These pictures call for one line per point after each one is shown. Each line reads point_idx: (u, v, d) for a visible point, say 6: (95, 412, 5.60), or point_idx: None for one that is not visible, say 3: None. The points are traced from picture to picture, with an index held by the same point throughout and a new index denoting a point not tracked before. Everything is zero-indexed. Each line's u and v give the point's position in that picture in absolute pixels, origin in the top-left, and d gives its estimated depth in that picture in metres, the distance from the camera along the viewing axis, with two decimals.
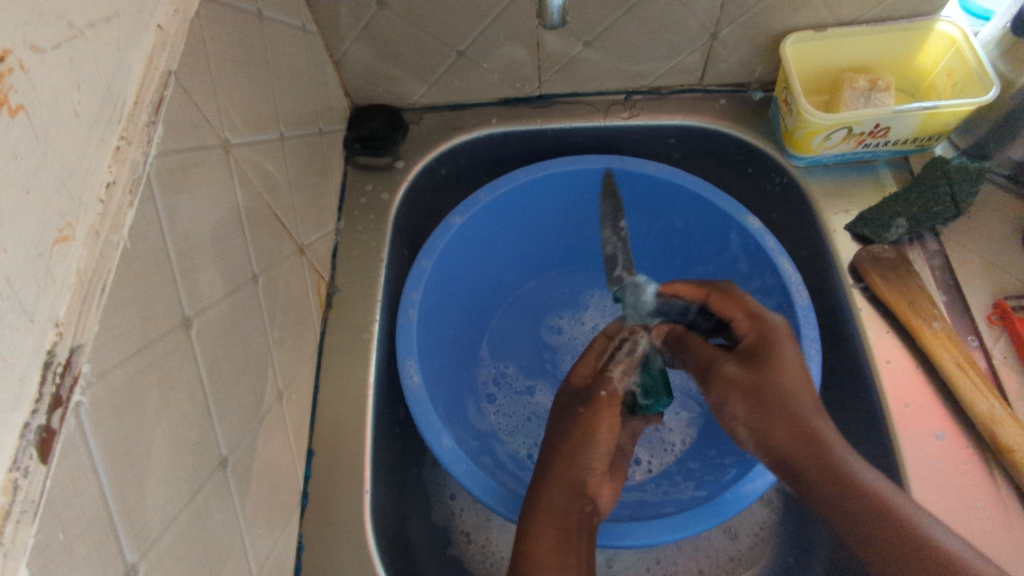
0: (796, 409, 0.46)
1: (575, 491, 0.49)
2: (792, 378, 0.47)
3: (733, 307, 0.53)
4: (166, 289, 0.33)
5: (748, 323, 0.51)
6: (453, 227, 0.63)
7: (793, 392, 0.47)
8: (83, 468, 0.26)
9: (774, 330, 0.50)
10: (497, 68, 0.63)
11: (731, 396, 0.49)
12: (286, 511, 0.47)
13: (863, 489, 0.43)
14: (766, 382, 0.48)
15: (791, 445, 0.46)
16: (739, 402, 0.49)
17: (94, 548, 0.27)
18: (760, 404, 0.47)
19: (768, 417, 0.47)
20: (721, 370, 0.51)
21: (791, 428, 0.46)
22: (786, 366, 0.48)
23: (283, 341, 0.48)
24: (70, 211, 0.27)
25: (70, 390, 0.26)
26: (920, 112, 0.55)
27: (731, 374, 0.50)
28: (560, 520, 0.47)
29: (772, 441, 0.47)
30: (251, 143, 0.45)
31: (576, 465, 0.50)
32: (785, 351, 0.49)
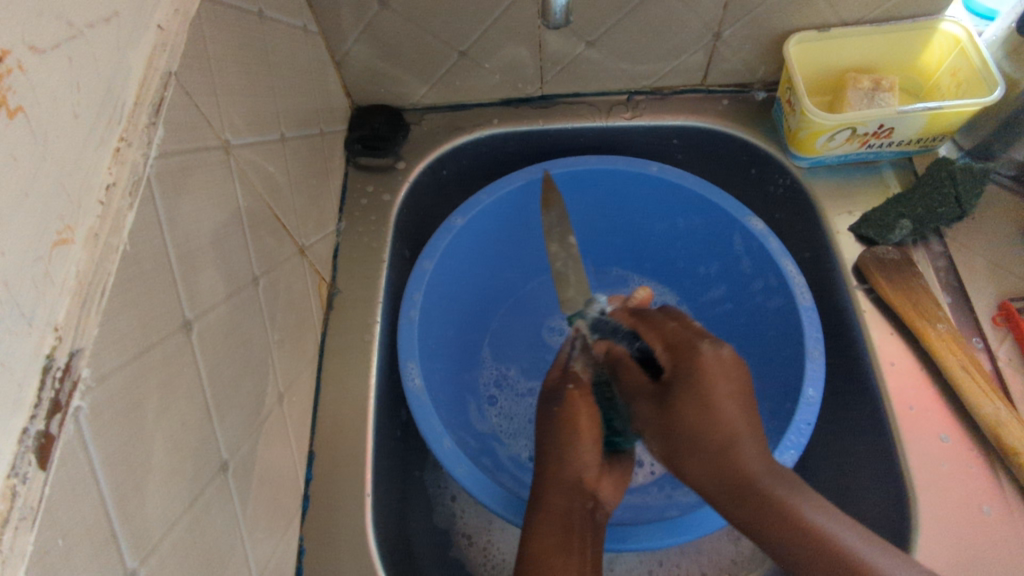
0: (716, 441, 0.41)
1: (574, 490, 0.48)
2: (722, 404, 0.41)
3: (653, 336, 0.47)
4: (167, 291, 0.33)
5: (666, 354, 0.45)
6: (455, 228, 0.62)
7: (722, 425, 0.41)
8: (85, 475, 0.26)
9: (690, 350, 0.43)
10: (499, 68, 0.63)
11: (644, 432, 0.46)
12: (288, 514, 0.47)
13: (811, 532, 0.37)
14: (682, 419, 0.42)
15: (708, 483, 0.41)
16: (654, 438, 0.45)
17: (95, 554, 0.27)
18: (675, 441, 0.42)
19: (687, 451, 0.42)
20: (635, 407, 0.47)
21: (712, 469, 0.41)
22: (705, 395, 0.41)
23: (284, 343, 0.48)
24: (70, 214, 0.27)
25: (70, 395, 0.25)
26: (924, 112, 0.55)
27: (645, 413, 0.45)
28: (562, 523, 0.47)
29: (696, 484, 0.42)
30: (251, 143, 0.44)
31: (567, 465, 0.49)
32: (708, 380, 0.41)
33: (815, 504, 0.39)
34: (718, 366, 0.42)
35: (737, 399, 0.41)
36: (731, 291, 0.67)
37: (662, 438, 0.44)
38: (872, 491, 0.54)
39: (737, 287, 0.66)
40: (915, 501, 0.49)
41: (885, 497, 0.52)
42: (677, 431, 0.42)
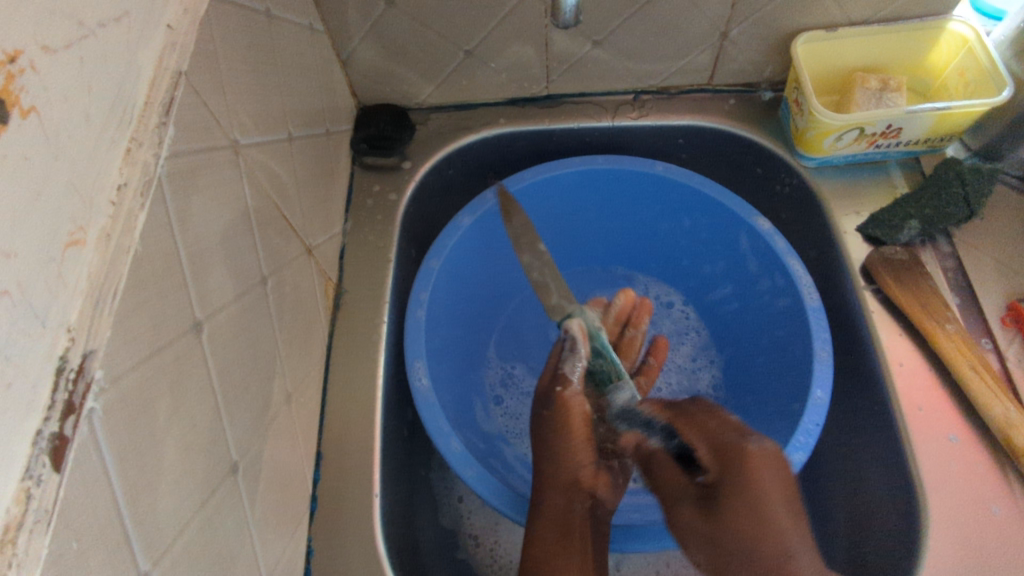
0: (773, 563, 0.34)
1: (572, 490, 0.49)
2: (766, 514, 0.35)
3: (694, 434, 0.41)
4: (178, 291, 0.33)
5: (706, 443, 0.40)
6: (461, 228, 0.62)
7: (775, 544, 0.34)
8: (98, 478, 0.26)
9: (741, 461, 0.37)
10: (505, 68, 0.63)
11: (688, 542, 0.39)
12: (296, 515, 0.47)
13: None
14: (730, 533, 0.36)
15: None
16: (699, 548, 0.38)
17: (107, 557, 0.26)
18: (726, 556, 0.36)
19: (739, 574, 0.36)
20: (678, 511, 0.40)
21: None
22: (754, 514, 0.35)
23: (291, 344, 0.48)
24: (82, 214, 0.26)
25: (83, 396, 0.25)
26: (933, 113, 0.55)
27: (689, 516, 0.39)
28: (561, 526, 0.47)
29: None
30: (259, 143, 0.44)
31: (564, 465, 0.49)
32: (757, 494, 0.36)
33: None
34: (767, 473, 0.36)
35: (780, 505, 0.36)
36: (738, 290, 0.67)
37: (710, 553, 0.37)
38: (881, 493, 0.53)
39: (744, 287, 0.66)
40: (925, 502, 0.49)
41: (894, 498, 0.52)
42: (726, 549, 0.36)
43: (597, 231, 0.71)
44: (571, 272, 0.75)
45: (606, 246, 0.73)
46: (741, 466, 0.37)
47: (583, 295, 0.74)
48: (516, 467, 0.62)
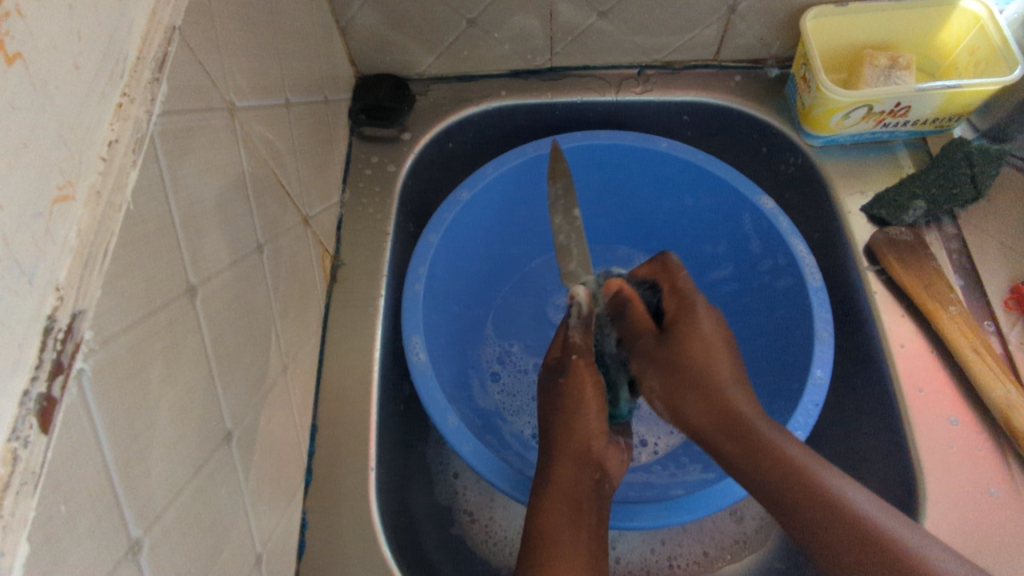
0: (716, 384, 0.46)
1: (583, 461, 0.49)
2: (715, 349, 0.47)
3: (665, 279, 0.52)
4: (170, 255, 0.32)
5: (671, 298, 0.51)
6: (460, 202, 0.61)
7: (721, 372, 0.46)
8: (88, 442, 0.25)
9: (694, 305, 0.49)
10: (508, 38, 0.61)
11: (647, 369, 0.50)
12: (291, 487, 0.46)
13: (780, 459, 0.42)
14: (681, 353, 0.47)
15: (711, 415, 0.45)
16: (656, 374, 0.49)
17: (98, 521, 0.26)
18: (673, 379, 0.47)
19: (683, 385, 0.47)
20: (641, 343, 0.50)
21: (704, 402, 0.46)
22: (704, 340, 0.47)
23: (288, 315, 0.47)
24: (71, 168, 0.25)
25: (72, 357, 0.24)
26: (943, 91, 0.54)
27: (649, 351, 0.49)
28: (569, 493, 0.47)
29: (686, 415, 0.47)
30: (256, 108, 0.43)
31: (576, 433, 0.50)
32: (703, 324, 0.48)
33: (834, 473, 0.41)
34: (711, 315, 0.49)
35: (725, 347, 0.47)
36: (739, 270, 0.66)
37: (661, 376, 0.48)
38: (878, 475, 0.53)
39: (746, 267, 0.65)
40: (922, 483, 0.49)
41: (891, 478, 0.52)
42: (672, 368, 0.47)
43: (612, 199, 0.69)
44: (594, 247, 0.74)
45: (627, 216, 0.71)
46: (692, 309, 0.49)
47: None
48: (513, 443, 0.62)
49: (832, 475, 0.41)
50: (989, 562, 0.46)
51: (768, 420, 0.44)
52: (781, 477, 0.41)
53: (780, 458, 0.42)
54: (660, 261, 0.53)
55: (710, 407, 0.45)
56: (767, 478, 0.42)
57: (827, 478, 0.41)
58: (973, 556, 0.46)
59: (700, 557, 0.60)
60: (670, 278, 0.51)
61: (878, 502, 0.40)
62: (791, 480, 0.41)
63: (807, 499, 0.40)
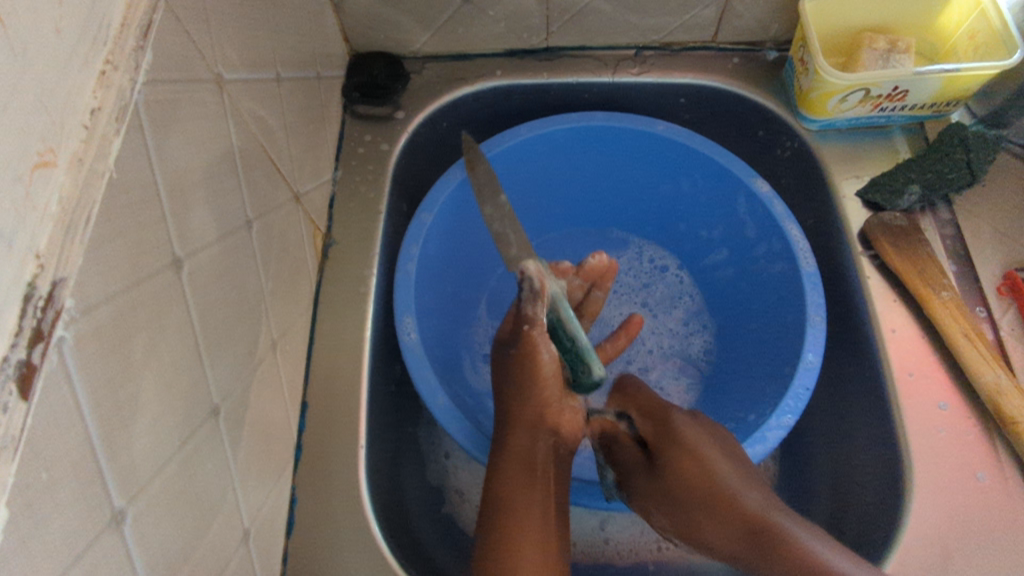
0: (720, 489, 0.46)
1: (537, 429, 0.50)
2: (716, 461, 0.47)
3: (628, 406, 0.53)
4: (156, 225, 0.31)
5: (645, 421, 0.51)
6: (454, 182, 0.61)
7: (722, 476, 0.47)
8: (69, 411, 0.25)
9: (669, 418, 0.50)
10: (503, 16, 0.61)
11: (653, 511, 0.48)
12: (280, 463, 0.46)
13: (800, 554, 0.42)
14: (676, 481, 0.48)
15: (742, 549, 0.45)
16: (664, 514, 0.48)
17: (79, 490, 0.26)
18: (673, 502, 0.47)
19: (688, 510, 0.47)
20: (630, 478, 0.49)
21: (715, 522, 0.46)
22: (688, 445, 0.48)
23: (278, 292, 0.47)
24: (51, 135, 0.25)
25: (53, 324, 0.24)
26: (941, 75, 0.53)
27: (643, 486, 0.48)
28: (525, 461, 0.49)
29: (700, 533, 0.46)
30: (245, 81, 0.42)
31: (530, 402, 0.50)
32: (686, 437, 0.49)
33: (826, 541, 0.43)
34: (687, 420, 0.50)
35: (715, 443, 0.48)
36: (733, 255, 0.66)
37: (668, 509, 0.48)
38: (866, 459, 0.54)
39: (741, 251, 0.65)
40: (911, 468, 0.49)
41: (878, 461, 0.53)
42: (677, 516, 0.47)
43: (601, 179, 0.69)
44: (569, 233, 0.74)
45: (615, 198, 0.71)
46: (671, 425, 0.50)
47: (578, 256, 0.73)
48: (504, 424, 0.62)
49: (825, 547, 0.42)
50: (974, 545, 0.47)
51: (790, 518, 0.44)
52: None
53: (800, 554, 0.42)
54: (621, 389, 0.54)
55: (727, 532, 0.45)
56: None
57: (820, 551, 0.42)
58: (958, 538, 0.47)
59: None
60: (634, 400, 0.53)
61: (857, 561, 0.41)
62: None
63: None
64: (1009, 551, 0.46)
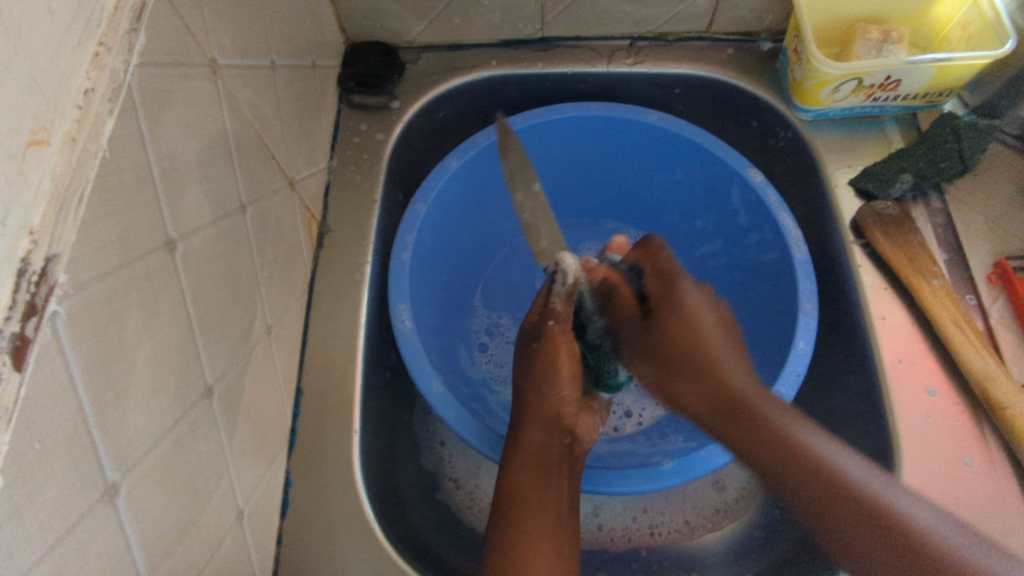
0: (710, 360, 0.46)
1: (552, 427, 0.50)
2: (703, 326, 0.48)
3: (648, 263, 0.53)
4: (149, 206, 0.32)
5: (655, 280, 0.52)
6: (449, 171, 0.61)
7: (711, 352, 0.46)
8: (62, 385, 0.25)
9: (680, 285, 0.50)
10: (499, 6, 0.61)
11: (637, 356, 0.51)
12: (274, 447, 0.47)
13: (791, 448, 0.40)
14: (666, 339, 0.48)
15: (702, 400, 0.45)
16: (646, 362, 0.50)
17: (72, 462, 0.26)
18: (662, 361, 0.48)
19: (674, 370, 0.47)
20: (626, 327, 0.52)
21: (693, 384, 0.46)
22: (691, 326, 0.48)
23: (273, 278, 0.47)
24: (44, 113, 0.25)
25: (46, 299, 0.25)
26: (933, 64, 0.54)
27: (632, 334, 0.51)
28: (539, 457, 0.48)
29: (678, 398, 0.47)
30: (239, 67, 0.43)
31: (546, 400, 0.51)
32: (687, 304, 0.49)
33: (817, 433, 0.40)
34: (697, 293, 0.50)
35: (715, 328, 0.48)
36: (726, 244, 0.66)
37: (649, 359, 0.49)
38: (857, 446, 0.54)
39: (735, 241, 0.65)
40: (899, 452, 0.50)
41: (868, 447, 0.53)
42: (663, 367, 0.48)
43: (595, 170, 0.69)
44: (565, 223, 0.74)
45: (609, 188, 0.71)
46: (676, 289, 0.50)
47: (573, 247, 0.74)
48: (499, 412, 0.62)
49: (818, 439, 0.40)
50: None
51: (774, 403, 0.43)
52: (796, 472, 0.39)
53: (783, 441, 0.40)
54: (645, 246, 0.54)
55: (703, 394, 0.45)
56: (776, 463, 0.40)
57: (812, 441, 0.40)
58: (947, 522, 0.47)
59: (681, 525, 0.61)
60: (655, 263, 0.53)
61: (869, 466, 0.39)
62: (814, 480, 0.38)
63: (843, 503, 0.37)
64: (996, 536, 0.47)
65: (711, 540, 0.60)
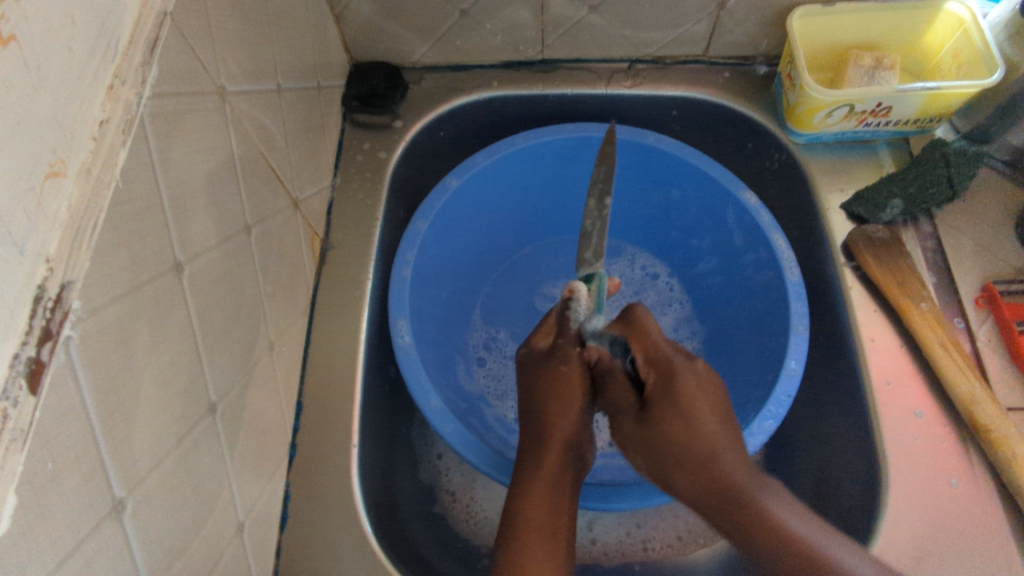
0: (706, 450, 0.42)
1: (566, 452, 0.48)
2: (702, 416, 0.43)
3: (637, 347, 0.47)
4: (158, 231, 0.33)
5: (648, 370, 0.46)
6: (450, 189, 0.62)
7: (711, 439, 0.42)
8: (74, 407, 0.27)
9: (674, 369, 0.45)
10: (500, 30, 0.62)
11: (628, 448, 0.45)
12: (274, 461, 0.48)
13: (788, 539, 0.38)
14: (662, 435, 0.43)
15: (703, 497, 0.42)
16: (638, 455, 0.44)
17: (82, 478, 0.27)
18: (652, 456, 0.43)
19: (666, 462, 0.43)
20: (620, 421, 0.46)
21: (691, 475, 0.42)
22: (684, 407, 0.43)
23: (276, 296, 0.49)
24: (62, 147, 0.27)
25: (60, 324, 0.26)
26: (923, 92, 0.55)
27: (628, 429, 0.45)
28: (554, 476, 0.46)
29: (675, 490, 0.43)
30: (247, 92, 0.44)
31: (565, 419, 0.49)
32: (683, 387, 0.44)
33: (795, 511, 0.40)
34: (694, 378, 0.44)
35: (716, 415, 0.43)
36: (722, 263, 0.67)
37: (643, 453, 0.44)
38: (844, 467, 0.55)
39: (730, 260, 0.66)
40: (886, 472, 0.51)
41: (857, 467, 0.54)
42: (653, 458, 0.43)
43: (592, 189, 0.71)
44: (562, 240, 0.76)
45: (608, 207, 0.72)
46: (674, 374, 0.45)
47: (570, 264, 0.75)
48: (496, 426, 0.63)
49: (798, 522, 0.39)
50: (947, 550, 0.48)
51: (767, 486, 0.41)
52: (761, 537, 0.39)
53: (784, 533, 0.39)
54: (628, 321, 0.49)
55: (697, 482, 0.42)
56: (778, 559, 0.38)
57: (790, 521, 0.39)
58: (932, 544, 0.48)
59: (673, 541, 0.61)
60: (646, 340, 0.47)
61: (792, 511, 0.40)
62: (786, 552, 0.38)
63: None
64: (979, 555, 0.48)
65: (703, 555, 0.60)
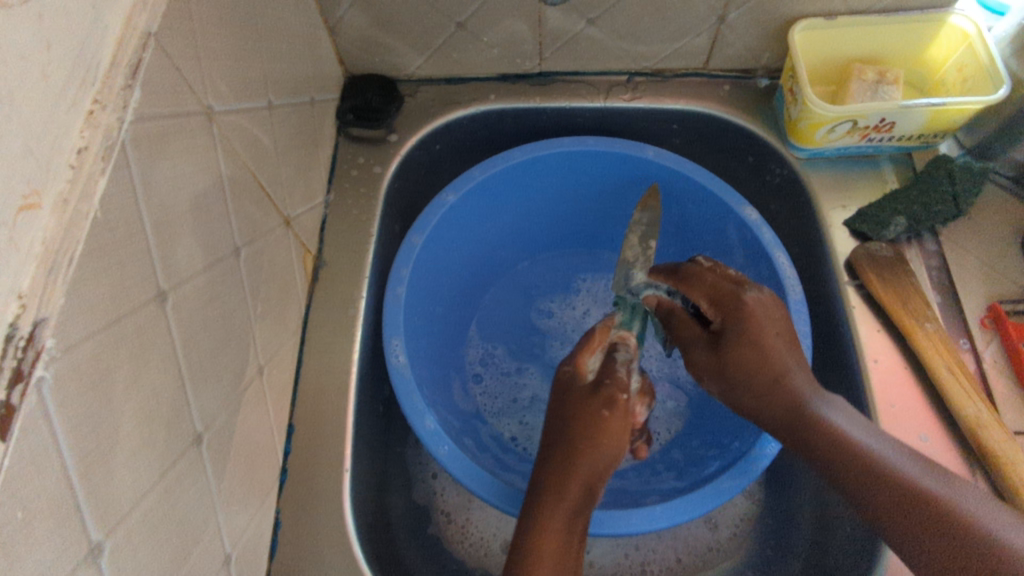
0: (778, 376, 0.45)
1: (588, 490, 0.44)
2: (783, 359, 0.45)
3: (694, 291, 0.50)
4: (141, 260, 0.32)
5: (714, 310, 0.48)
6: (446, 205, 0.61)
7: (782, 364, 0.45)
8: (46, 450, 0.26)
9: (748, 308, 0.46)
10: (497, 43, 0.61)
11: (705, 377, 0.48)
12: (263, 486, 0.46)
13: (849, 449, 0.41)
14: (733, 361, 0.46)
15: (770, 415, 0.45)
16: (711, 380, 0.48)
17: (54, 522, 0.26)
18: (726, 381, 0.47)
19: (742, 388, 0.46)
20: (693, 354, 0.49)
21: (765, 398, 0.45)
22: (756, 343, 0.45)
23: (266, 318, 0.47)
24: (37, 177, 0.25)
25: (33, 364, 0.25)
26: (927, 108, 0.54)
27: (702, 358, 0.48)
28: (571, 510, 0.44)
29: (756, 415, 0.46)
30: (236, 112, 0.43)
31: (588, 456, 0.45)
32: (753, 322, 0.46)
33: (851, 421, 0.43)
34: (765, 312, 0.46)
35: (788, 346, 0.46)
36: None
37: (716, 380, 0.47)
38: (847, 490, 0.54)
39: None
40: None
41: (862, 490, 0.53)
42: (730, 389, 0.47)
43: (589, 202, 0.69)
44: (559, 253, 0.75)
45: (603, 221, 0.71)
46: (745, 309, 0.46)
47: (568, 278, 0.74)
48: (490, 446, 0.62)
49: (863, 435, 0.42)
50: None
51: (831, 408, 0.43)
52: (823, 451, 0.42)
53: (850, 450, 0.41)
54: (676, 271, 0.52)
55: (775, 406, 0.45)
56: (840, 466, 0.41)
57: (856, 437, 0.42)
58: None
59: (673, 563, 0.60)
60: (700, 285, 0.49)
61: (871, 429, 0.43)
62: (852, 463, 0.41)
63: (884, 490, 0.39)
64: None
65: None
